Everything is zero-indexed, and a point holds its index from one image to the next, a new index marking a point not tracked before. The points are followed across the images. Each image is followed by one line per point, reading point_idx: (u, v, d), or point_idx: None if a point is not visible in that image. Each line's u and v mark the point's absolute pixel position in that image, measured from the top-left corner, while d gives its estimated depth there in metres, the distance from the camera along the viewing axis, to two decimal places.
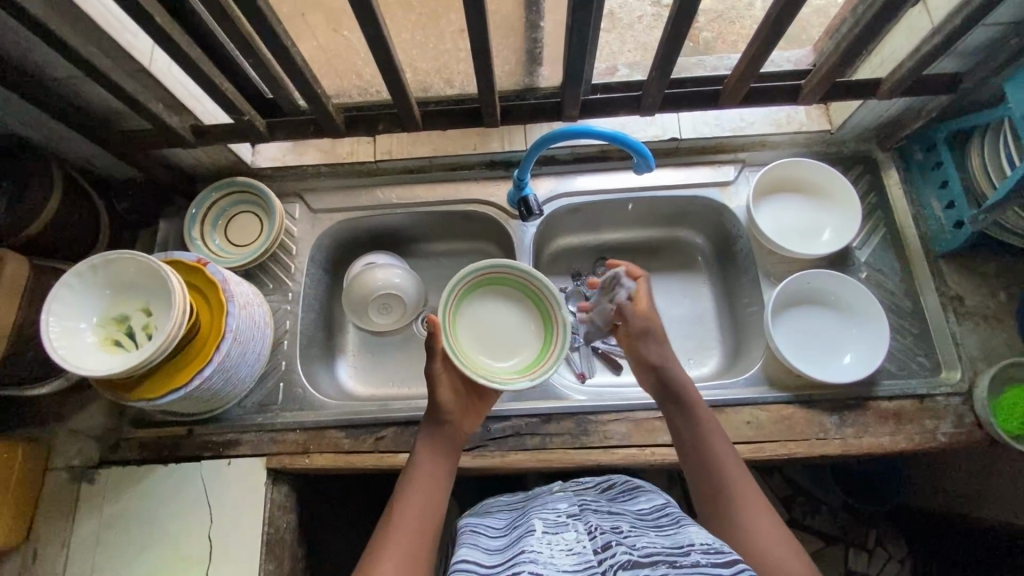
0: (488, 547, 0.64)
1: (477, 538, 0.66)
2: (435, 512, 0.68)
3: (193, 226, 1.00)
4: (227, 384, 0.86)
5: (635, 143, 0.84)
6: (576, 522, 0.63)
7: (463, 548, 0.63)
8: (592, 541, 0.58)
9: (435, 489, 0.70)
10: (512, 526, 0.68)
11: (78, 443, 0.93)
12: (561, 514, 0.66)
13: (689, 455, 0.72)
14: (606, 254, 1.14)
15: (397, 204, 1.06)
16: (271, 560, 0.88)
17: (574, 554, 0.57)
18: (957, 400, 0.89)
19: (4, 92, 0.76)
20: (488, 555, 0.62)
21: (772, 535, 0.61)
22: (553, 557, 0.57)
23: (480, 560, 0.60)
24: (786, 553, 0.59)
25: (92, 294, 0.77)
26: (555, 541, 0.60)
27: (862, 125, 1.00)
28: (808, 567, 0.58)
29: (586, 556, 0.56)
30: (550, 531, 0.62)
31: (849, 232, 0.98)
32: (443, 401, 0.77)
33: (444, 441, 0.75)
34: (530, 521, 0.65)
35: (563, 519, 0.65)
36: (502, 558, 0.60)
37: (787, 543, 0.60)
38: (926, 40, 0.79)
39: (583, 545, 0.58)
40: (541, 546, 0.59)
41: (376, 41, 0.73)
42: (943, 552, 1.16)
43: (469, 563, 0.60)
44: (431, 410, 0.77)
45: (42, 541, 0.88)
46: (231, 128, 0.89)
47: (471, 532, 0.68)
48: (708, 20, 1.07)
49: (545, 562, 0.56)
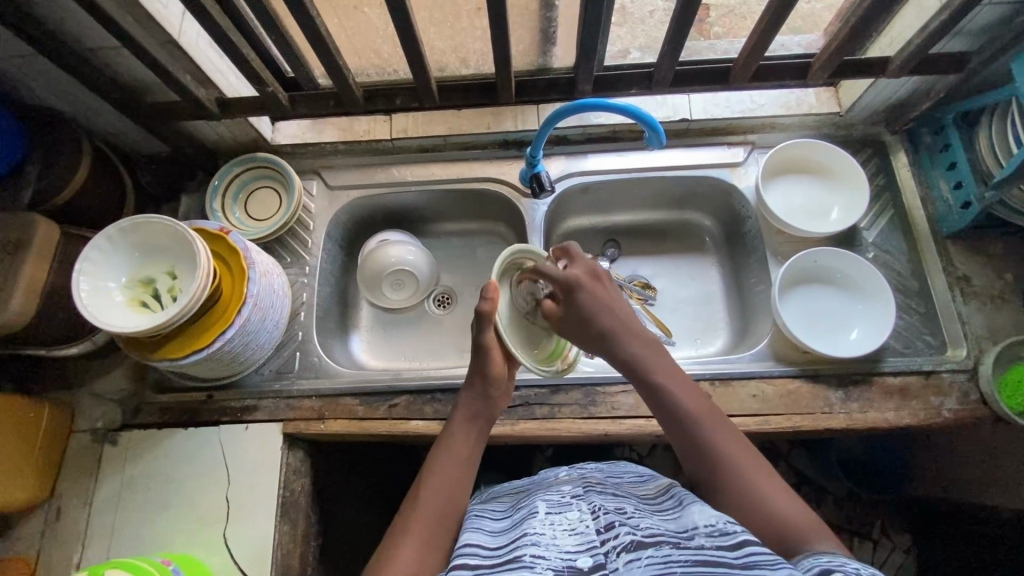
0: (492, 530, 0.64)
1: (482, 522, 0.66)
2: (459, 495, 0.68)
3: (215, 198, 1.03)
4: (247, 349, 0.89)
5: (648, 116, 0.85)
6: (580, 502, 0.64)
7: (467, 532, 0.63)
8: (595, 520, 0.59)
9: (463, 471, 0.71)
10: (514, 510, 0.69)
11: (102, 406, 0.96)
12: (565, 495, 0.67)
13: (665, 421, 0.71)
14: (615, 235, 1.16)
15: (411, 181, 1.09)
16: (285, 521, 0.90)
17: (576, 534, 0.58)
18: (962, 377, 0.90)
19: (40, 60, 0.80)
20: (491, 537, 0.62)
21: (769, 490, 0.63)
22: (555, 537, 0.58)
23: (485, 542, 0.61)
24: (776, 500, 0.62)
25: (122, 257, 0.81)
26: (559, 521, 0.61)
27: (871, 107, 1.01)
28: (812, 517, 0.61)
29: (589, 535, 0.57)
30: (553, 512, 0.63)
31: (858, 210, 0.99)
32: (494, 372, 0.78)
33: (479, 417, 0.77)
34: (534, 504, 0.66)
35: (567, 499, 0.66)
36: (504, 541, 0.60)
37: (790, 498, 0.63)
38: (934, 16, 0.80)
39: (586, 524, 0.59)
40: (544, 527, 0.60)
41: (398, 13, 0.76)
42: (950, 538, 1.17)
43: (472, 546, 0.60)
44: (479, 383, 0.78)
45: (66, 499, 0.92)
46: (255, 101, 0.92)
47: (474, 515, 0.69)
48: (719, 15, 1.09)
49: (548, 545, 0.57)
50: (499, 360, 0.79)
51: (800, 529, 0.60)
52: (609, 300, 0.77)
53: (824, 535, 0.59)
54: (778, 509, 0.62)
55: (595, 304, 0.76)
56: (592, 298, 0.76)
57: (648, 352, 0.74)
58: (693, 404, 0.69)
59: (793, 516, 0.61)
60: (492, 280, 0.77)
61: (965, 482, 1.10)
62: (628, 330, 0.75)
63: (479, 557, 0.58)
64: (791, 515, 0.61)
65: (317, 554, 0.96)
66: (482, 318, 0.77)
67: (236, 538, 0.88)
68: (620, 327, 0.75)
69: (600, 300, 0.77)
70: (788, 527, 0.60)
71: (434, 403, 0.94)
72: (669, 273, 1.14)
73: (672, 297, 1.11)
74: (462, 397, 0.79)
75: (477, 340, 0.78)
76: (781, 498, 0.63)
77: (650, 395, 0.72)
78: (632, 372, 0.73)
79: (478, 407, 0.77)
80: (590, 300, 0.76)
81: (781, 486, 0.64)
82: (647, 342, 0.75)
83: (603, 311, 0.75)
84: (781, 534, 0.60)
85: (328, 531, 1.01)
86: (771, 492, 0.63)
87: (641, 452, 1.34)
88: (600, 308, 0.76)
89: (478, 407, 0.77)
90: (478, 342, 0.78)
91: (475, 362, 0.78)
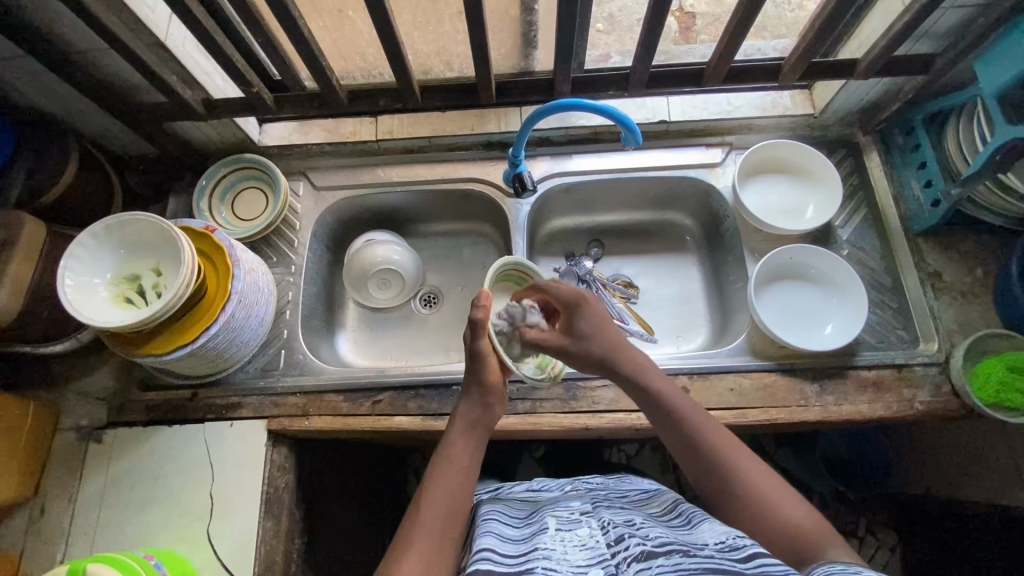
0: (504, 537, 0.65)
1: (492, 527, 0.67)
2: (463, 499, 0.68)
3: (201, 198, 1.05)
4: (231, 345, 0.90)
5: (623, 116, 0.87)
6: (589, 518, 0.65)
7: (484, 537, 0.63)
8: (606, 535, 0.61)
9: (464, 478, 0.70)
10: (524, 522, 0.69)
11: (87, 404, 0.97)
12: (574, 511, 0.67)
13: (663, 431, 0.72)
14: (598, 235, 1.19)
15: (398, 182, 1.10)
16: (269, 517, 0.91)
17: (587, 549, 0.59)
18: (934, 370, 0.92)
19: (26, 59, 0.81)
20: (503, 544, 0.62)
21: (777, 495, 0.64)
22: (567, 552, 0.59)
23: (497, 547, 0.61)
24: (786, 504, 0.63)
25: (105, 253, 0.82)
26: (569, 537, 0.61)
27: (843, 108, 1.04)
28: (818, 520, 0.62)
29: (599, 549, 0.58)
30: (564, 528, 0.63)
31: (831, 208, 1.01)
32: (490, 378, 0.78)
33: (480, 424, 0.76)
34: (544, 519, 0.66)
35: (576, 516, 0.66)
36: (516, 551, 0.60)
37: (795, 500, 0.64)
38: (898, 19, 0.83)
39: (596, 539, 0.60)
40: (554, 542, 0.61)
41: (377, 15, 0.77)
42: (932, 535, 1.19)
43: (487, 549, 0.61)
44: (476, 389, 0.78)
45: (50, 497, 0.92)
46: (242, 102, 0.94)
47: (486, 519, 0.69)
48: (704, 24, 1.14)
49: (560, 559, 0.57)
50: (494, 367, 0.79)
51: (810, 536, 0.60)
52: (605, 320, 0.81)
53: (830, 536, 0.60)
54: (788, 514, 0.62)
55: (592, 325, 0.81)
56: (590, 315, 0.81)
57: (644, 366, 0.77)
58: (692, 413, 0.71)
59: (800, 520, 0.62)
60: (485, 288, 0.81)
61: (946, 479, 1.11)
62: (625, 347, 0.79)
63: (494, 562, 0.58)
64: (800, 519, 0.62)
65: (301, 552, 0.96)
66: (476, 326, 0.79)
67: (220, 534, 0.89)
68: (617, 346, 0.79)
69: (598, 319, 0.81)
70: (798, 531, 0.61)
71: (418, 399, 0.96)
72: (651, 272, 1.16)
73: (655, 296, 1.13)
74: (461, 405, 0.79)
75: (472, 347, 0.79)
76: (788, 501, 0.63)
77: (650, 407, 0.73)
78: (632, 383, 0.76)
79: (477, 413, 0.77)
80: (590, 318, 0.81)
81: (785, 490, 0.65)
82: (644, 359, 0.78)
83: (601, 328, 0.80)
84: (792, 539, 0.61)
85: (313, 530, 1.01)
86: (779, 498, 0.64)
87: (630, 452, 1.36)
88: (599, 325, 0.80)
89: (477, 414, 0.77)
90: (473, 350, 0.79)
91: (470, 370, 0.79)
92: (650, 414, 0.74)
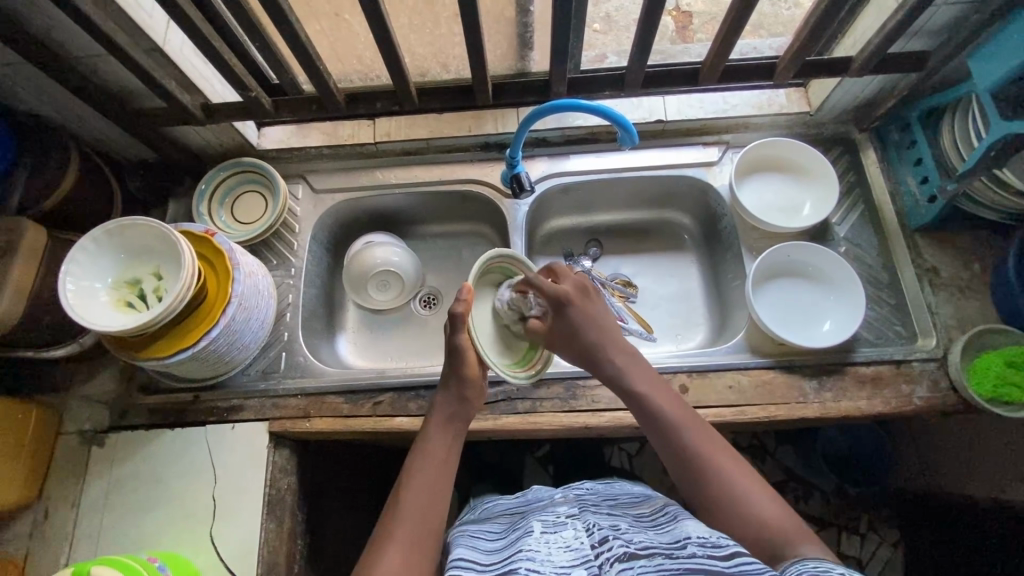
0: (486, 548, 0.66)
1: (475, 541, 0.68)
2: (444, 489, 0.70)
3: (201, 203, 1.05)
4: (233, 349, 0.91)
5: (620, 116, 0.86)
6: (574, 521, 0.65)
7: (459, 549, 0.65)
8: (590, 537, 0.61)
9: (444, 470, 0.71)
10: (509, 530, 0.69)
11: (89, 408, 0.98)
12: (560, 515, 0.68)
13: (648, 429, 0.73)
14: (596, 235, 1.19)
15: (395, 185, 1.11)
16: (271, 518, 0.91)
17: (571, 550, 0.59)
18: (932, 366, 0.93)
19: (24, 66, 0.82)
20: (485, 555, 0.64)
21: (754, 492, 0.65)
22: (551, 554, 0.59)
23: (476, 559, 0.63)
24: (763, 503, 0.64)
25: (107, 258, 0.82)
26: (554, 539, 0.62)
27: (838, 106, 1.04)
28: (794, 518, 0.63)
29: (583, 550, 0.58)
30: (549, 531, 0.64)
31: (829, 204, 1.02)
32: (468, 371, 0.79)
33: (457, 415, 0.77)
34: (529, 523, 0.67)
35: (562, 518, 0.67)
36: (499, 559, 0.62)
37: (772, 499, 0.65)
38: (891, 17, 0.84)
39: (580, 541, 0.60)
40: (539, 544, 0.61)
41: (374, 20, 0.78)
42: (931, 532, 1.19)
43: (466, 560, 0.62)
44: (454, 381, 0.79)
45: (53, 500, 0.92)
46: (240, 106, 0.94)
47: (470, 537, 0.70)
48: (701, 22, 1.15)
49: (543, 560, 0.58)
50: (474, 360, 0.80)
51: (789, 534, 0.61)
52: (596, 315, 0.81)
53: (806, 534, 0.61)
54: (765, 512, 0.63)
55: (584, 321, 0.80)
56: (581, 313, 0.80)
57: (629, 362, 0.77)
58: (678, 412, 0.71)
59: (778, 519, 0.63)
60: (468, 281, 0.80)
61: (947, 475, 1.11)
62: (612, 340, 0.79)
63: (474, 571, 0.60)
64: (778, 518, 0.63)
65: (302, 553, 0.97)
66: (456, 320, 0.79)
67: (222, 535, 0.89)
68: (606, 340, 0.79)
69: (588, 316, 0.81)
70: (772, 528, 0.62)
71: (418, 399, 0.96)
72: (649, 271, 1.16)
73: (653, 295, 1.13)
74: (438, 398, 0.79)
75: (452, 342, 0.80)
76: (766, 500, 0.64)
77: (635, 404, 0.74)
78: (617, 379, 0.77)
79: (456, 405, 0.78)
80: (582, 315, 0.80)
81: (763, 489, 0.66)
82: (630, 355, 0.79)
83: (595, 323, 0.80)
84: (767, 537, 0.62)
85: (315, 531, 1.01)
86: (757, 497, 0.65)
87: (631, 452, 1.36)
88: (589, 323, 0.80)
89: (455, 406, 0.78)
90: (451, 345, 0.80)
91: (448, 364, 0.79)
92: (635, 412, 0.75)
